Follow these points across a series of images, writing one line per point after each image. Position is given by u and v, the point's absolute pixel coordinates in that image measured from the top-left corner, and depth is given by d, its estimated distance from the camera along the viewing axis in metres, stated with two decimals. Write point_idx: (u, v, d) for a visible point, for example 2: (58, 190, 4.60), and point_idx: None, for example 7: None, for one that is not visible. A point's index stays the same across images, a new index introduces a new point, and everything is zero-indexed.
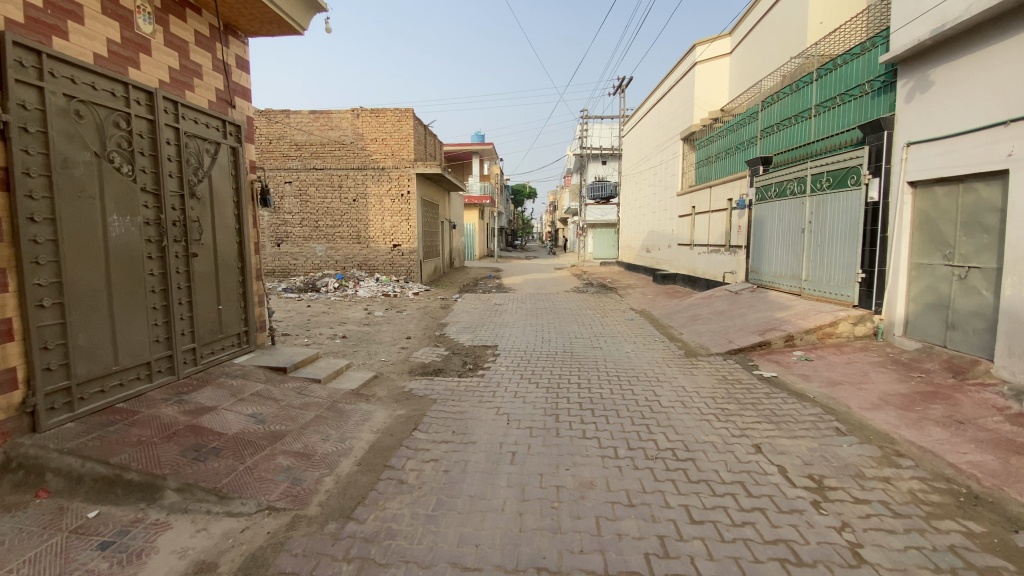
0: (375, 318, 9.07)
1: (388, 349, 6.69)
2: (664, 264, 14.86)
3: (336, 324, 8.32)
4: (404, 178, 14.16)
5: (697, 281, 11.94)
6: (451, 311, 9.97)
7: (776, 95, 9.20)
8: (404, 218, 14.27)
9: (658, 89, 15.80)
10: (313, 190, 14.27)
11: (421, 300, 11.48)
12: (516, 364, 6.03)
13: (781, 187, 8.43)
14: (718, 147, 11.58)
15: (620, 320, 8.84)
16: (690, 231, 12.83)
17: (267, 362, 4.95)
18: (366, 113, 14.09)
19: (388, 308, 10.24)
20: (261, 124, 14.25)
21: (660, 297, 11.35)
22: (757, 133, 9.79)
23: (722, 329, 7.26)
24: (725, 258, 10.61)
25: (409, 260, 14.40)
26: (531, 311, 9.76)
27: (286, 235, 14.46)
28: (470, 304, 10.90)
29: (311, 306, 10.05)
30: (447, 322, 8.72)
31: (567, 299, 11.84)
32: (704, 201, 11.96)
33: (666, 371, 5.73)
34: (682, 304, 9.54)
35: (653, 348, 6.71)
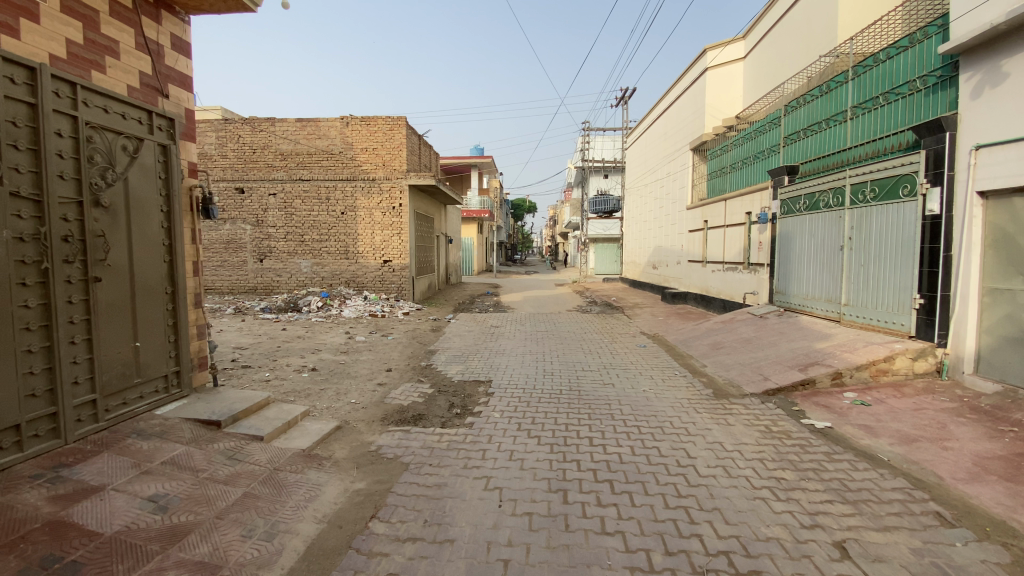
0: (356, 344, 8.04)
1: (363, 386, 5.65)
2: (673, 282, 13.87)
3: (310, 352, 7.30)
4: (395, 190, 13.24)
5: (712, 302, 10.93)
6: (443, 335, 8.94)
7: (801, 98, 8.31)
8: (395, 232, 13.29)
9: (665, 98, 15.02)
10: (299, 202, 13.38)
11: (412, 321, 10.44)
12: (512, 406, 4.99)
13: (811, 199, 7.47)
14: (733, 157, 10.68)
15: (632, 348, 7.82)
16: (703, 247, 11.87)
17: (198, 414, 3.93)
18: (356, 121, 13.25)
19: (373, 331, 9.21)
20: (245, 132, 13.44)
21: (673, 319, 10.34)
22: (780, 140, 8.88)
23: (752, 362, 6.26)
24: (745, 277, 9.63)
25: (400, 277, 13.39)
26: (532, 336, 8.75)
27: (269, 250, 13.54)
28: (465, 327, 9.87)
29: (288, 330, 9.04)
30: (437, 349, 7.69)
31: (571, 320, 10.85)
32: (719, 215, 11.02)
33: (695, 419, 4.69)
34: (699, 327, 8.54)
35: (675, 386, 5.69)
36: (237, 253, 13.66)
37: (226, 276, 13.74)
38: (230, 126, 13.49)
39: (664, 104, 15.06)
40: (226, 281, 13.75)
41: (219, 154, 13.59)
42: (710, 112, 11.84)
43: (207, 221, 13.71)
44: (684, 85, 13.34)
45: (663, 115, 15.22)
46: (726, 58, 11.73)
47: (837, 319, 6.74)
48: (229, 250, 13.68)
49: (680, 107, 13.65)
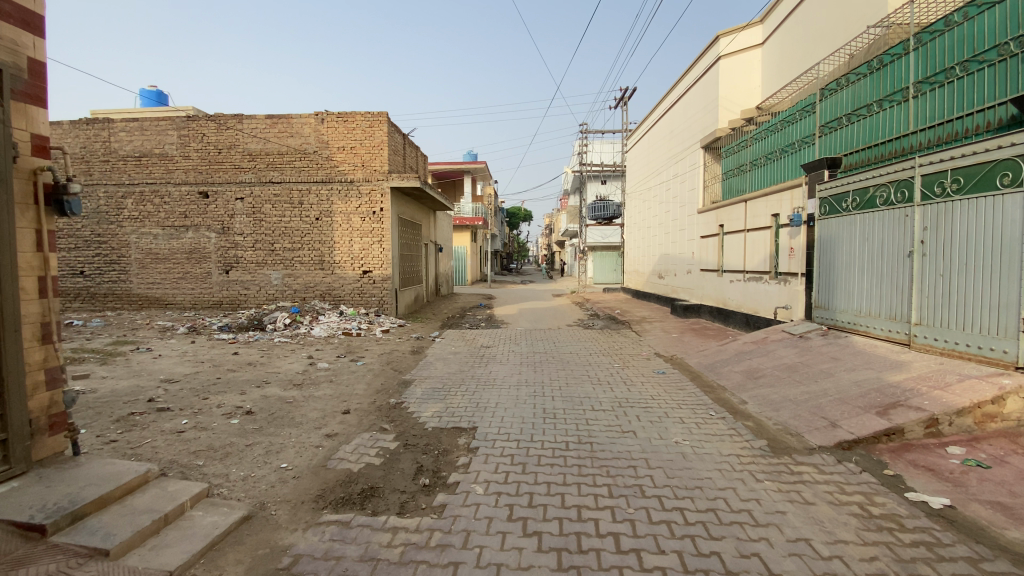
0: (315, 374, 6.62)
1: (303, 441, 4.26)
2: (683, 293, 12.58)
3: (254, 387, 5.90)
4: (376, 193, 11.85)
5: (733, 316, 9.62)
6: (423, 360, 7.53)
7: (842, 79, 7.08)
8: (375, 240, 11.89)
9: (671, 93, 13.84)
10: (268, 207, 12.03)
11: (390, 342, 9.01)
12: (502, 472, 3.60)
13: (865, 195, 6.19)
14: (753, 153, 9.44)
15: (650, 375, 6.46)
16: (719, 254, 10.60)
17: (15, 515, 2.56)
18: (332, 117, 11.90)
19: (342, 355, 7.80)
20: (210, 131, 12.15)
21: (690, 336, 9.01)
22: (814, 130, 7.64)
23: (808, 400, 4.94)
24: (774, 289, 8.35)
25: (381, 290, 11.95)
26: (529, 360, 7.37)
27: (235, 261, 12.18)
28: (451, 349, 8.46)
29: (241, 354, 7.67)
30: (413, 380, 6.29)
31: (572, 338, 9.52)
32: (738, 219, 9.76)
33: (757, 494, 3.32)
34: (726, 348, 7.22)
35: (714, 437, 4.34)
36: (201, 263, 12.30)
37: (188, 290, 12.36)
38: (194, 124, 12.20)
39: (670, 100, 13.87)
40: (188, 295, 12.37)
41: (181, 155, 12.28)
42: (724, 105, 10.62)
43: (168, 229, 12.38)
44: (692, 77, 12.13)
45: (668, 111, 14.01)
46: (740, 45, 10.53)
47: (905, 342, 5.46)
48: (191, 261, 12.33)
49: (688, 101, 12.45)
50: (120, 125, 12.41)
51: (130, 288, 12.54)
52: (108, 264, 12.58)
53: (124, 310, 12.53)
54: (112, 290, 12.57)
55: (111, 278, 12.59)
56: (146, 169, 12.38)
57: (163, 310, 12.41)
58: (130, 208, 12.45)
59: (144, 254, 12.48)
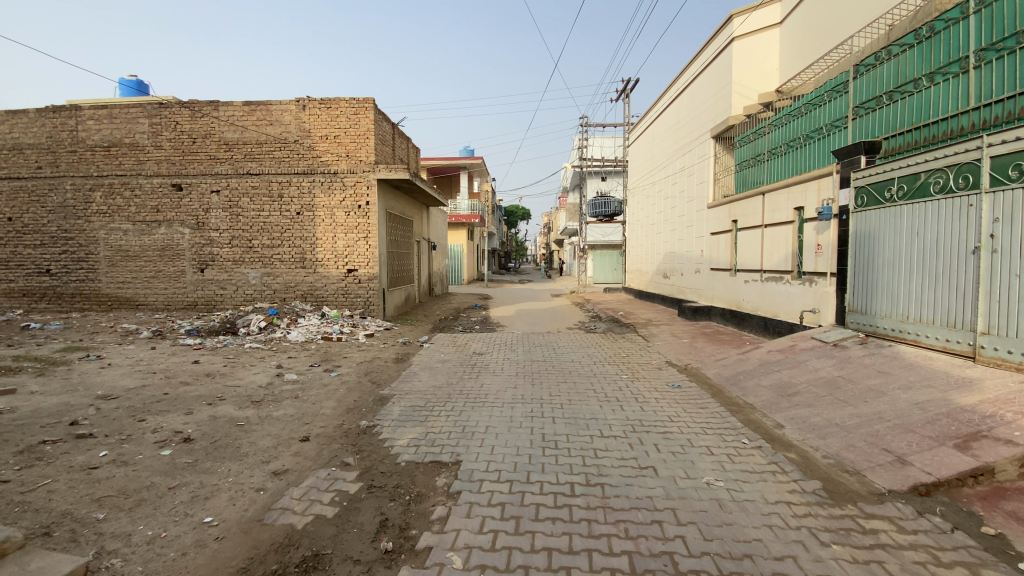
0: (280, 387, 5.77)
1: (242, 482, 3.41)
2: (691, 294, 11.75)
3: (205, 405, 5.05)
4: (361, 185, 10.98)
5: (749, 320, 8.79)
6: (407, 370, 6.67)
7: (884, 52, 6.29)
8: (361, 236, 11.02)
9: (677, 80, 12.98)
10: (246, 201, 11.15)
11: (372, 348, 8.15)
12: (489, 533, 2.74)
13: (914, 182, 5.38)
14: (771, 141, 8.62)
15: (665, 390, 5.63)
16: (732, 252, 9.78)
17: None
18: (315, 103, 11.02)
19: (316, 364, 6.94)
20: (183, 118, 11.27)
21: (703, 342, 8.18)
22: (846, 112, 6.83)
23: (861, 427, 4.10)
24: (797, 291, 7.55)
25: (367, 290, 11.08)
26: (526, 370, 6.52)
27: (211, 259, 11.30)
28: (439, 356, 7.60)
29: (202, 364, 6.82)
30: (391, 397, 5.42)
31: (574, 343, 8.67)
32: (754, 213, 8.95)
33: (828, 567, 2.49)
34: (748, 358, 6.40)
35: (752, 475, 3.51)
36: (174, 261, 11.43)
37: (160, 290, 11.49)
38: (166, 110, 11.32)
39: (677, 89, 12.99)
40: (160, 295, 11.49)
41: (153, 144, 11.40)
42: (738, 90, 9.78)
43: (139, 224, 11.49)
44: (702, 62, 11.24)
45: (674, 100, 13.18)
46: (755, 25, 9.65)
47: (969, 354, 4.65)
48: (164, 259, 11.45)
49: (697, 88, 11.58)
50: (87, 112, 11.51)
51: (99, 288, 11.66)
52: (74, 262, 11.70)
53: (92, 312, 11.65)
54: (79, 290, 11.68)
55: (78, 277, 11.71)
56: (115, 159, 11.51)
57: (134, 311, 11.53)
58: (98, 201, 11.56)
59: (113, 251, 11.59)
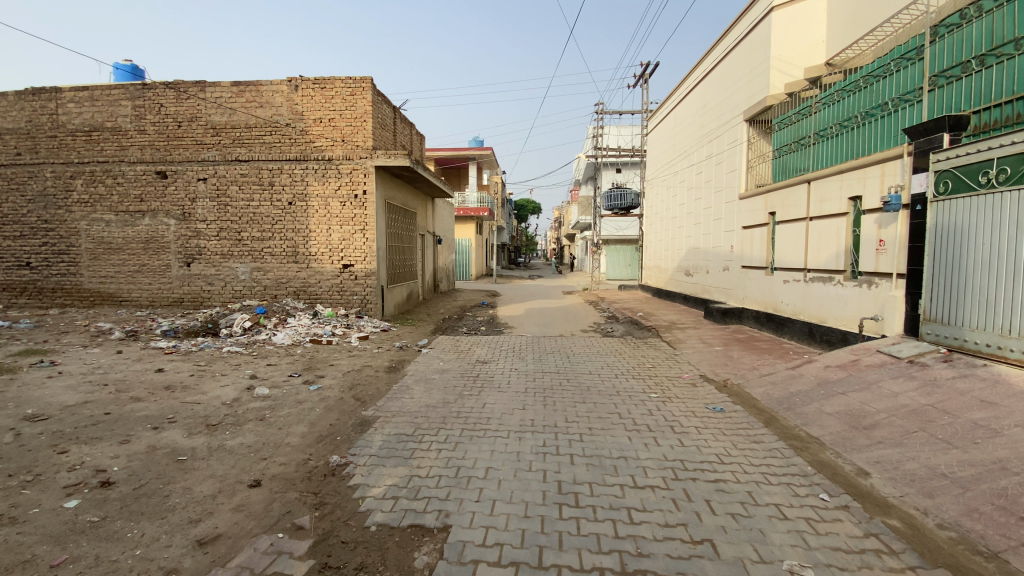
0: (245, 406, 4.88)
1: (154, 557, 2.53)
2: (718, 294, 10.71)
3: (149, 431, 4.19)
4: (358, 172, 10.04)
5: (791, 326, 7.74)
6: (399, 383, 5.74)
7: (972, 8, 5.19)
8: (358, 228, 10.08)
9: (706, 59, 11.84)
10: (235, 189, 10.28)
11: (363, 354, 7.23)
12: None
13: (1020, 162, 4.34)
14: (819, 121, 7.55)
15: (705, 415, 4.65)
16: (769, 248, 8.74)
17: None
18: (308, 83, 10.09)
19: (296, 374, 6.05)
20: (167, 100, 10.43)
21: (740, 351, 7.17)
22: (920, 83, 5.75)
23: (981, 484, 3.10)
24: (852, 294, 6.53)
25: (364, 287, 10.12)
26: (537, 385, 5.55)
27: (198, 252, 10.48)
28: (438, 365, 6.65)
29: (167, 373, 5.96)
30: (374, 420, 4.50)
31: (591, 350, 7.70)
32: (797, 205, 7.89)
33: None
34: (799, 374, 5.40)
35: (850, 560, 2.53)
36: (159, 255, 10.63)
37: (144, 285, 10.70)
38: (149, 92, 10.48)
39: (704, 69, 11.89)
40: (145, 291, 10.71)
41: (137, 129, 10.59)
42: (778, 66, 8.71)
43: (122, 215, 10.71)
44: (736, 37, 10.12)
45: (702, 82, 12.06)
46: None
47: None
48: (148, 252, 10.66)
49: (729, 65, 10.48)
50: (68, 94, 10.73)
51: (81, 282, 10.91)
52: (55, 254, 10.96)
53: (74, 308, 10.91)
54: (60, 285, 10.95)
55: (59, 271, 10.98)
56: (97, 145, 10.73)
57: (116, 308, 10.76)
58: (79, 189, 10.79)
59: (95, 243, 10.82)
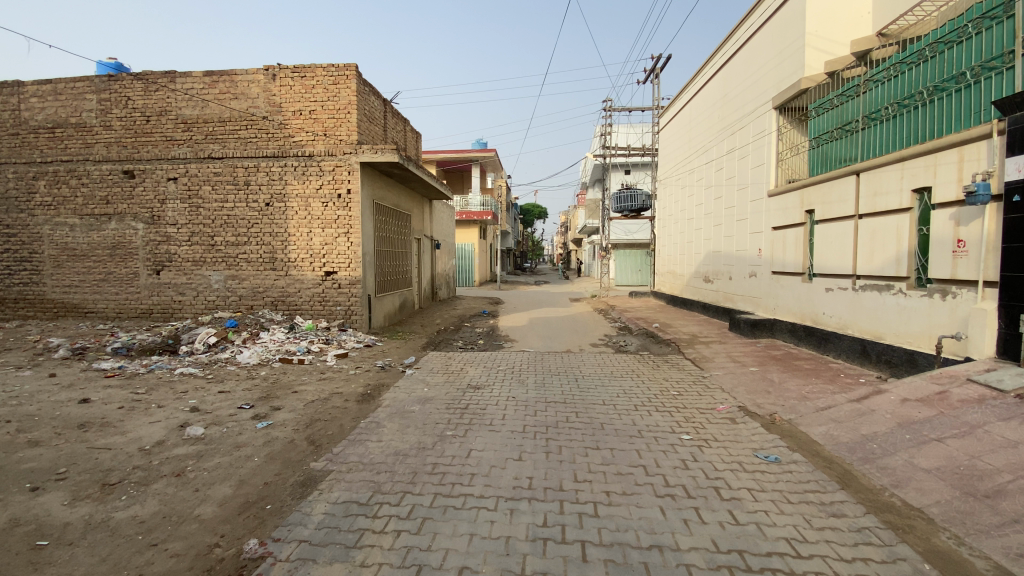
0: (166, 453, 3.85)
1: None
2: (745, 303, 9.57)
3: (22, 496, 3.18)
4: (341, 169, 8.97)
5: (840, 343, 6.58)
6: (369, 419, 4.66)
7: None
8: (341, 231, 9.02)
9: (726, 45, 10.79)
10: (207, 189, 9.29)
11: (336, 378, 6.15)
12: None
13: None
14: (871, 102, 6.48)
15: (757, 470, 3.55)
16: (808, 252, 7.62)
17: None
18: (287, 72, 9.14)
19: (247, 405, 5.00)
20: (136, 94, 9.55)
21: (781, 374, 6.04)
22: (1009, 46, 4.65)
23: None
24: (920, 306, 5.40)
25: (347, 296, 9.05)
26: (538, 422, 4.45)
27: (168, 259, 9.50)
28: (421, 392, 5.56)
29: (92, 405, 4.96)
30: (323, 478, 3.43)
31: (603, 369, 6.59)
32: (843, 200, 6.77)
33: None
34: (869, 411, 4.27)
35: None
36: (126, 262, 9.69)
37: (111, 295, 9.76)
38: (116, 85, 9.63)
39: (723, 55, 10.85)
40: (111, 302, 9.76)
41: (103, 125, 9.72)
42: (814, 44, 7.66)
43: (87, 218, 9.81)
44: (762, 16, 9.06)
45: (722, 70, 11.01)
46: None
47: None
48: (115, 259, 9.73)
49: (754, 48, 9.43)
50: (31, 89, 9.91)
51: (44, 292, 10.00)
52: (17, 262, 10.07)
53: (37, 320, 10.00)
54: (22, 295, 10.05)
55: (21, 280, 10.08)
56: (61, 142, 9.86)
57: (80, 320, 9.82)
58: (42, 191, 9.91)
59: (59, 249, 9.91)
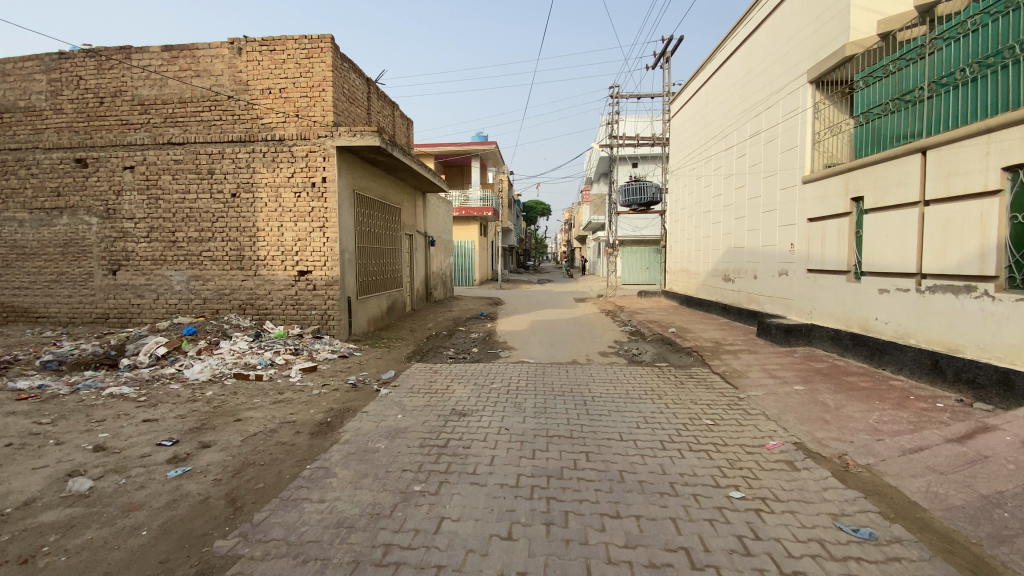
0: (24, 524, 2.81)
1: None
2: (774, 305, 8.48)
3: None
4: (315, 155, 7.92)
5: (901, 355, 5.48)
6: (317, 464, 3.60)
7: None
8: (316, 225, 7.98)
9: (749, 17, 9.66)
10: (167, 179, 8.25)
11: (293, 400, 5.10)
12: None
13: None
14: (940, 64, 5.36)
15: (849, 558, 2.46)
16: (854, 246, 6.53)
17: None
18: (254, 45, 8.09)
19: (168, 442, 3.96)
20: (88, 73, 8.53)
21: (834, 394, 4.94)
22: None
23: None
24: (1014, 313, 4.32)
25: (323, 299, 8.01)
26: (538, 470, 3.37)
27: (124, 257, 8.47)
28: (392, 420, 4.48)
29: None
30: (224, 571, 2.38)
31: (616, 388, 5.50)
32: (900, 184, 5.67)
33: None
34: (980, 460, 3.19)
35: None
36: (79, 261, 8.67)
37: (63, 298, 8.75)
38: (67, 63, 8.59)
39: (746, 28, 9.73)
40: (64, 305, 8.75)
41: (53, 108, 8.70)
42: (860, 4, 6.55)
43: (37, 213, 8.79)
44: None
45: (744, 45, 9.88)
46: None
47: None
48: (67, 257, 8.71)
49: (784, 15, 8.30)
50: None
51: None
52: None
53: None
54: None
55: None
56: (9, 129, 8.86)
57: (30, 326, 8.81)
58: None
59: (6, 248, 8.90)
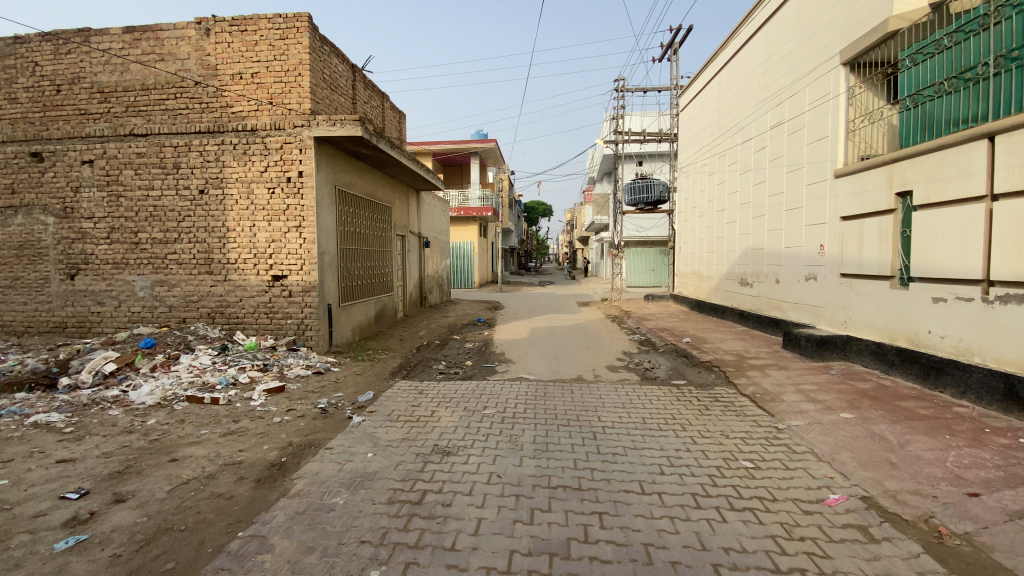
0: None
1: None
2: (800, 313, 7.67)
3: None
4: (291, 146, 7.14)
5: (966, 377, 4.65)
6: (252, 529, 2.79)
7: None
8: (292, 224, 7.20)
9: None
10: (129, 174, 7.47)
11: (248, 431, 4.30)
12: None
13: None
14: (1006, 34, 4.52)
15: None
16: (899, 248, 5.71)
17: None
18: (222, 26, 7.32)
19: (73, 494, 3.16)
20: (44, 58, 7.74)
21: (892, 426, 4.12)
22: None
23: None
24: None
25: (299, 307, 7.22)
26: (538, 545, 2.55)
27: (83, 261, 7.69)
28: (359, 461, 3.67)
29: None
30: None
31: (629, 414, 4.69)
32: (960, 176, 4.86)
33: None
34: None
35: None
36: (35, 265, 7.87)
37: (19, 306, 7.96)
38: (22, 47, 7.80)
39: (766, 10, 8.93)
40: (20, 313, 7.97)
41: (7, 97, 7.92)
42: None
43: None
44: None
45: (763, 28, 9.09)
46: None
47: None
48: (21, 260, 7.92)
49: None
50: None
51: None
52: None
53: None
54: None
55: None
56: None
57: None
58: None
59: None
